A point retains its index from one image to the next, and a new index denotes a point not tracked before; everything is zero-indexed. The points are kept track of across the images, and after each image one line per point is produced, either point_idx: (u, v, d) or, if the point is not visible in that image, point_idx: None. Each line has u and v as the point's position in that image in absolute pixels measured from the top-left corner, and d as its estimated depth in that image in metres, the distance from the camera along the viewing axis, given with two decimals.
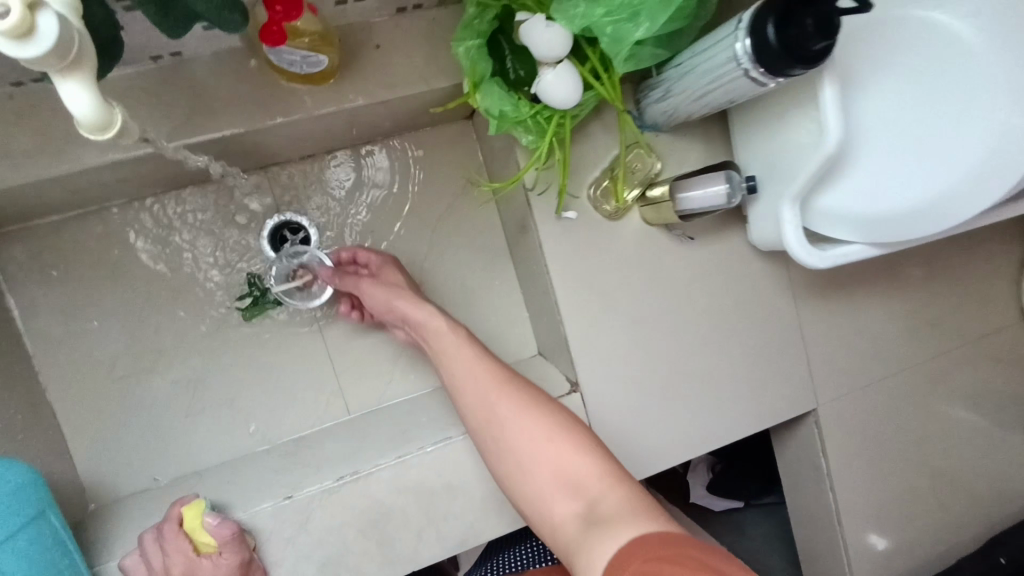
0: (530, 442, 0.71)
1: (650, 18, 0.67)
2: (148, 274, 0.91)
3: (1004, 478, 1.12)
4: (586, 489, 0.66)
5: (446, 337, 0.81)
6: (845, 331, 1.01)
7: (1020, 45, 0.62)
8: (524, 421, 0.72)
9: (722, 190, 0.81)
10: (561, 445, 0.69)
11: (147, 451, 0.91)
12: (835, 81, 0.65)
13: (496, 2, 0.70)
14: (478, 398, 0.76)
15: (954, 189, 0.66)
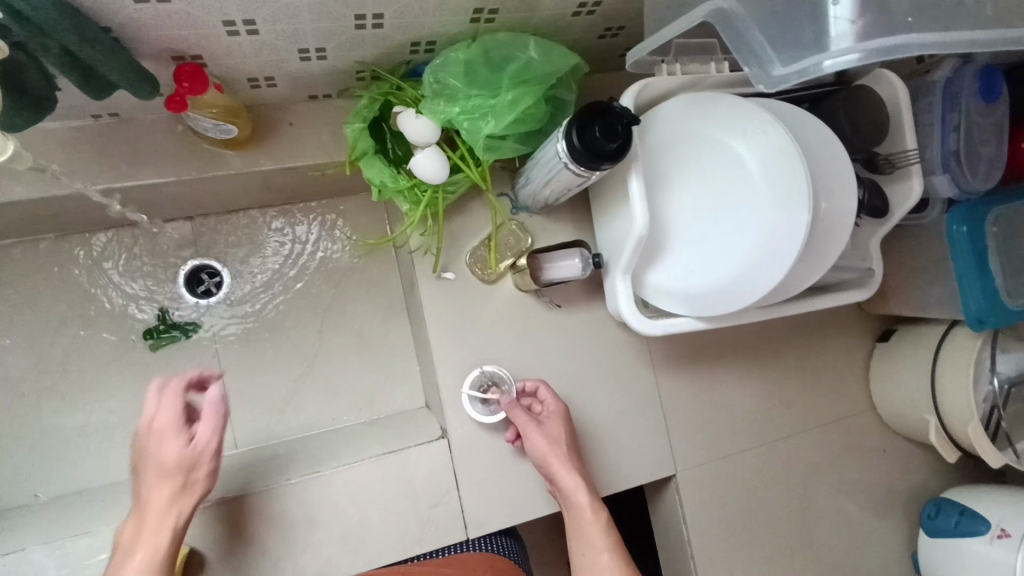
0: None
1: (497, 117, 0.82)
2: (66, 301, 1.00)
3: (875, 564, 1.14)
4: None
5: (577, 492, 0.92)
6: (704, 403, 1.10)
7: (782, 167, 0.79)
8: None
9: (575, 265, 0.95)
10: None
11: (34, 467, 0.96)
12: (639, 176, 0.81)
13: (381, 96, 0.88)
14: None
15: (746, 277, 0.81)
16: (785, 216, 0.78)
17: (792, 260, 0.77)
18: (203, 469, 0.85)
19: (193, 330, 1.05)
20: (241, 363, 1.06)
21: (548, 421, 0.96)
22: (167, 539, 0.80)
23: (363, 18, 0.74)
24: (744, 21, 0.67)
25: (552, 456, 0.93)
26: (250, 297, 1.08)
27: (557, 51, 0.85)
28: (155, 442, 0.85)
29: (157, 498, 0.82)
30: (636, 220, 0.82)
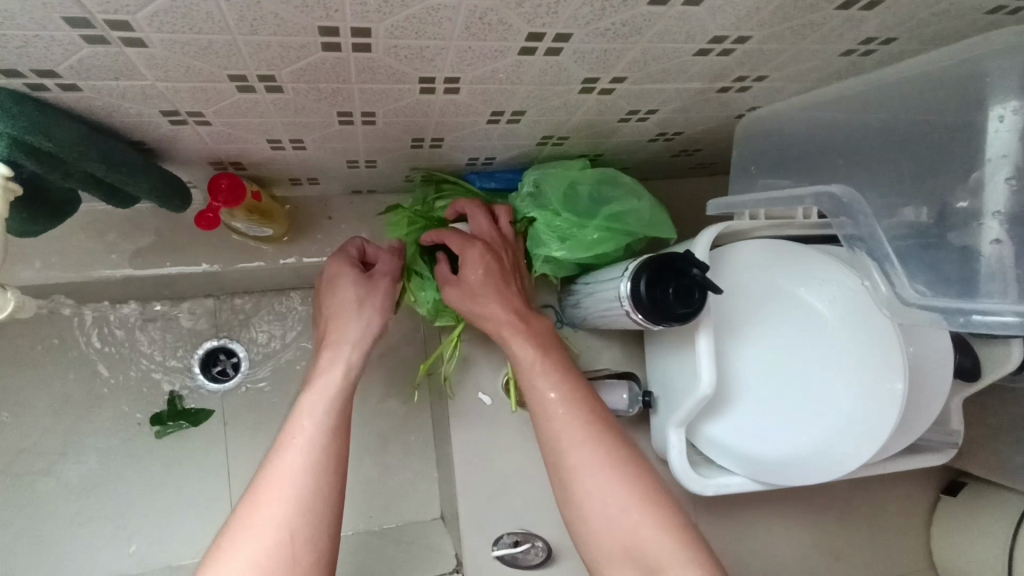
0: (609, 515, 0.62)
1: (570, 248, 0.76)
2: (73, 376, 0.94)
3: None
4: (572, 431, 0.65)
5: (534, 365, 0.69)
6: (748, 551, 0.99)
7: (868, 331, 0.69)
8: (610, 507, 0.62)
9: (623, 400, 0.86)
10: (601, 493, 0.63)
11: (19, 557, 0.89)
12: (709, 331, 0.72)
13: (451, 192, 0.82)
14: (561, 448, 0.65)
15: (822, 449, 0.72)
16: (876, 387, 0.68)
17: (878, 446, 0.67)
18: (371, 313, 0.73)
19: (202, 418, 0.97)
20: (249, 455, 0.98)
21: (464, 267, 0.72)
22: (324, 447, 0.64)
23: (421, 140, 0.67)
24: (865, 213, 0.61)
25: (481, 299, 0.71)
26: (267, 384, 1.00)
27: (661, 219, 0.80)
28: (342, 312, 0.73)
29: (310, 405, 0.66)
30: (701, 378, 0.73)
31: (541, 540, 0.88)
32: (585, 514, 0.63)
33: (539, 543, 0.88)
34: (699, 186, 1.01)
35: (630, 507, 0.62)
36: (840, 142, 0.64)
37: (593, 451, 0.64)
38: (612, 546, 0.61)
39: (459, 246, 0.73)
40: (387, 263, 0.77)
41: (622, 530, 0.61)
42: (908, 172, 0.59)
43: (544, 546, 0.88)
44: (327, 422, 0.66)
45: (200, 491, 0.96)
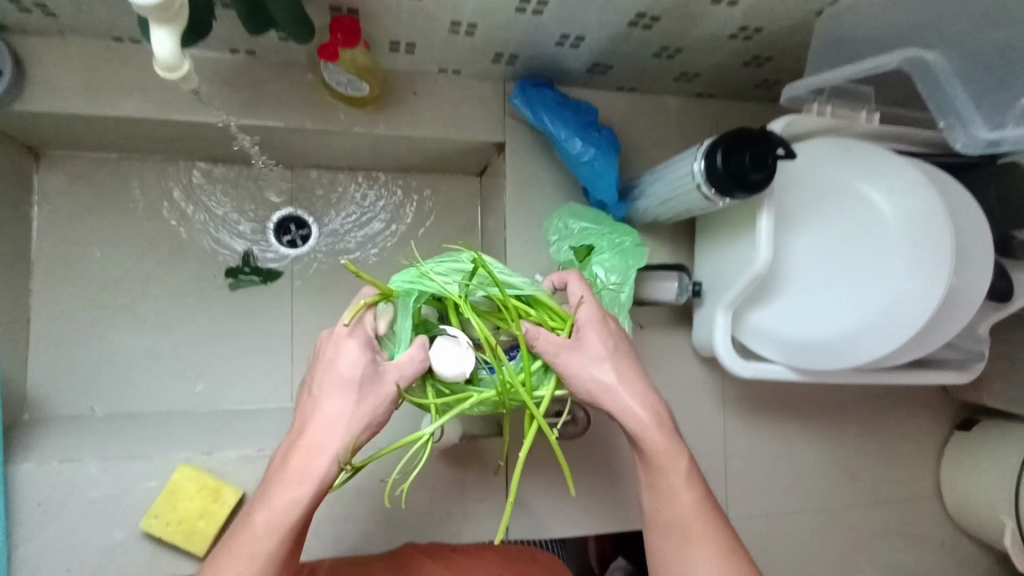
0: None
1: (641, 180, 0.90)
2: (159, 224, 1.00)
3: None
4: (683, 520, 0.65)
5: (666, 468, 0.66)
6: (766, 456, 1.06)
7: (923, 239, 0.75)
8: None
9: (673, 288, 0.91)
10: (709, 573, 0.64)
11: (96, 383, 0.96)
12: (770, 213, 0.79)
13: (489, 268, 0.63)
14: (674, 525, 0.66)
15: (855, 335, 0.79)
16: (917, 294, 0.74)
17: (902, 339, 0.75)
18: (378, 401, 0.58)
19: (272, 278, 1.03)
20: (311, 318, 1.04)
21: (583, 335, 0.64)
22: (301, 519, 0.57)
23: (528, 3, 0.72)
24: (968, 107, 0.72)
25: (613, 376, 0.64)
26: (334, 256, 1.06)
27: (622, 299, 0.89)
28: (340, 390, 0.59)
29: (296, 472, 0.57)
30: (759, 253, 0.79)
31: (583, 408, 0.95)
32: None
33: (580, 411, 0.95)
34: (759, 109, 1.06)
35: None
36: (909, 27, 0.72)
37: (715, 560, 0.64)
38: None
39: (594, 318, 0.66)
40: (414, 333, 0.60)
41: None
42: (995, 75, 0.69)
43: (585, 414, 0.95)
44: (281, 540, 0.56)
45: (264, 346, 1.02)
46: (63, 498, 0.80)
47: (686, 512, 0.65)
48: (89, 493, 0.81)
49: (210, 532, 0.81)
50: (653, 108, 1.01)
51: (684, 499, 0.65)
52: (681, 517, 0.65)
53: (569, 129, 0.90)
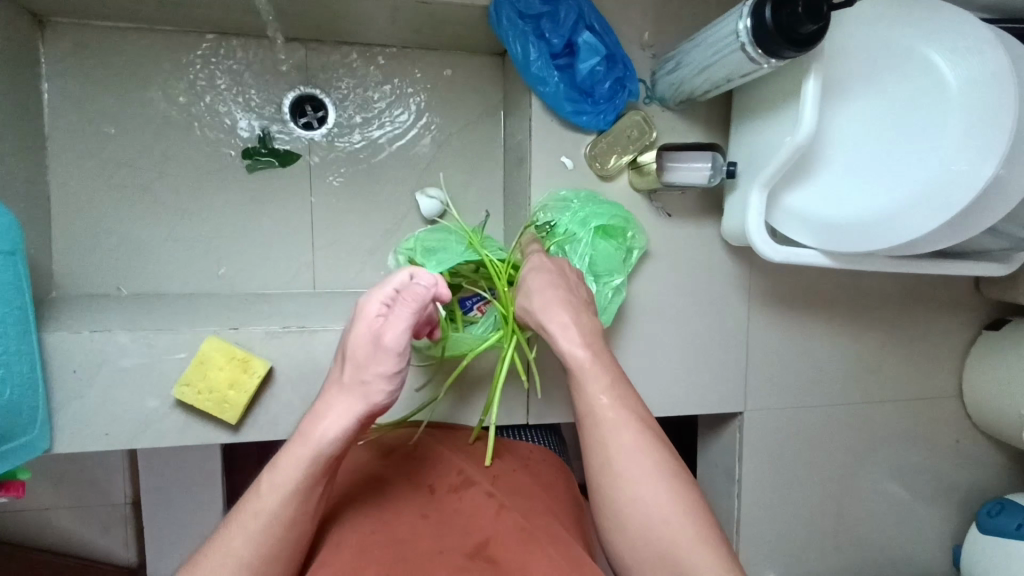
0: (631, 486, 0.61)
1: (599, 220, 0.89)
2: (171, 101, 0.97)
3: (902, 537, 1.15)
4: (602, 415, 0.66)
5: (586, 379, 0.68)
6: (789, 350, 1.05)
7: (984, 107, 0.69)
8: (633, 478, 0.62)
9: (705, 170, 0.87)
10: (627, 462, 0.63)
11: (119, 262, 0.96)
12: (818, 76, 0.73)
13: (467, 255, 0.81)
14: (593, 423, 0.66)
15: (893, 215, 0.75)
16: (963, 168, 0.70)
17: (945, 218, 0.70)
18: (381, 385, 0.62)
19: (290, 161, 1.01)
20: (329, 203, 1.02)
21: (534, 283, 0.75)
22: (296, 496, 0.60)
23: None
24: None
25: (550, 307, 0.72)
26: (351, 139, 1.03)
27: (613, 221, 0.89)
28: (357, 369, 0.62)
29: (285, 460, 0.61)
30: (802, 121, 0.74)
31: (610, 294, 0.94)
32: (621, 485, 0.62)
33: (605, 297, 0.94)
34: None
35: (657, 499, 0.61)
36: None
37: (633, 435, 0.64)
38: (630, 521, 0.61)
39: (545, 272, 0.76)
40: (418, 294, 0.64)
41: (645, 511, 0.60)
42: None
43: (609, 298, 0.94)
44: (288, 504, 0.59)
45: (283, 231, 1.01)
46: (96, 366, 0.81)
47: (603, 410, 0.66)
48: (120, 362, 0.82)
49: (241, 401, 0.83)
50: None
51: (599, 395, 0.67)
52: (597, 405, 0.66)
53: (534, 54, 0.87)
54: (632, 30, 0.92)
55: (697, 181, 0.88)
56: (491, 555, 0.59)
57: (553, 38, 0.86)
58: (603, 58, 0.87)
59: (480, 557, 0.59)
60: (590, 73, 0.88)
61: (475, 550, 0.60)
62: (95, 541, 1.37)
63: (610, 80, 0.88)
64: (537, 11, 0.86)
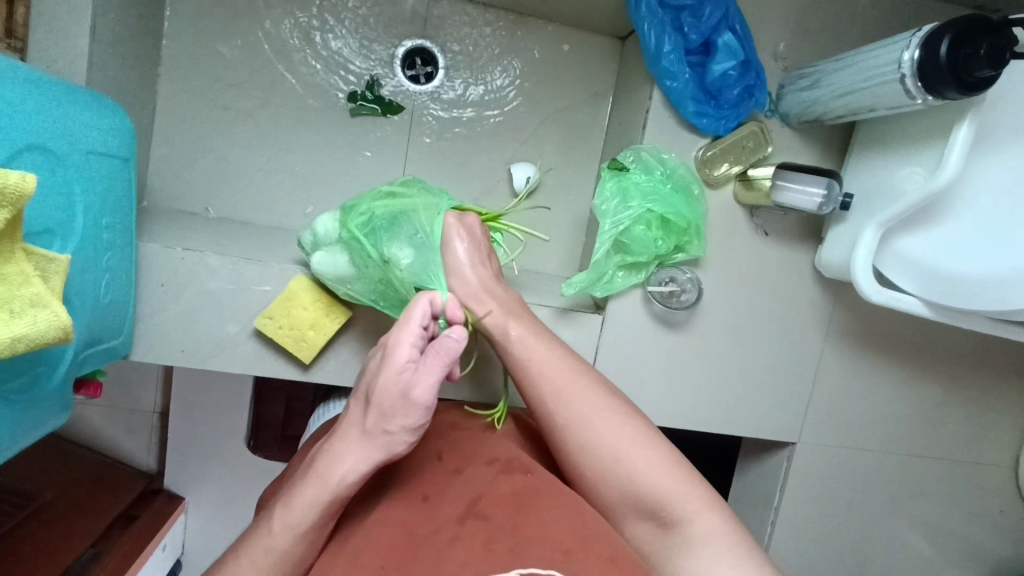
0: (612, 443, 0.68)
1: (674, 205, 0.86)
2: (288, 30, 0.96)
3: None
4: (559, 385, 0.72)
5: (532, 350, 0.74)
6: (855, 390, 1.03)
7: None
8: (604, 432, 0.69)
9: (818, 197, 0.83)
10: (595, 413, 0.70)
11: (211, 183, 0.96)
12: (973, 122, 0.70)
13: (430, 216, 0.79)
14: (556, 397, 0.72)
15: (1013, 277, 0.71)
16: None
17: None
18: (402, 441, 0.63)
19: (393, 111, 0.99)
20: (423, 160, 1.01)
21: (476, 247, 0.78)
22: (321, 510, 0.63)
23: None
24: None
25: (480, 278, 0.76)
26: (456, 99, 1.01)
27: (685, 211, 0.87)
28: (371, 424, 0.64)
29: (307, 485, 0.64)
30: (944, 166, 0.71)
31: (694, 283, 0.92)
32: (618, 469, 0.67)
33: (691, 283, 0.92)
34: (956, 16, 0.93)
35: (656, 474, 0.67)
36: None
37: (614, 417, 0.70)
38: (623, 498, 0.67)
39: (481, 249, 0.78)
40: (448, 343, 0.64)
41: (646, 487, 0.66)
42: None
43: (693, 289, 0.92)
44: (307, 520, 0.63)
45: (373, 180, 1.00)
46: (184, 283, 0.82)
47: (556, 380, 0.72)
48: (208, 284, 0.82)
49: (318, 343, 0.84)
50: None
51: (566, 385, 0.72)
52: (568, 408, 0.71)
53: (669, 47, 0.84)
54: (769, 36, 0.89)
55: (806, 203, 0.84)
56: (480, 512, 0.62)
57: (692, 33, 0.83)
58: (738, 62, 0.85)
59: (470, 517, 0.62)
60: (722, 76, 0.85)
61: (467, 511, 0.63)
62: (121, 446, 1.40)
63: (740, 86, 0.86)
64: (681, 2, 0.83)
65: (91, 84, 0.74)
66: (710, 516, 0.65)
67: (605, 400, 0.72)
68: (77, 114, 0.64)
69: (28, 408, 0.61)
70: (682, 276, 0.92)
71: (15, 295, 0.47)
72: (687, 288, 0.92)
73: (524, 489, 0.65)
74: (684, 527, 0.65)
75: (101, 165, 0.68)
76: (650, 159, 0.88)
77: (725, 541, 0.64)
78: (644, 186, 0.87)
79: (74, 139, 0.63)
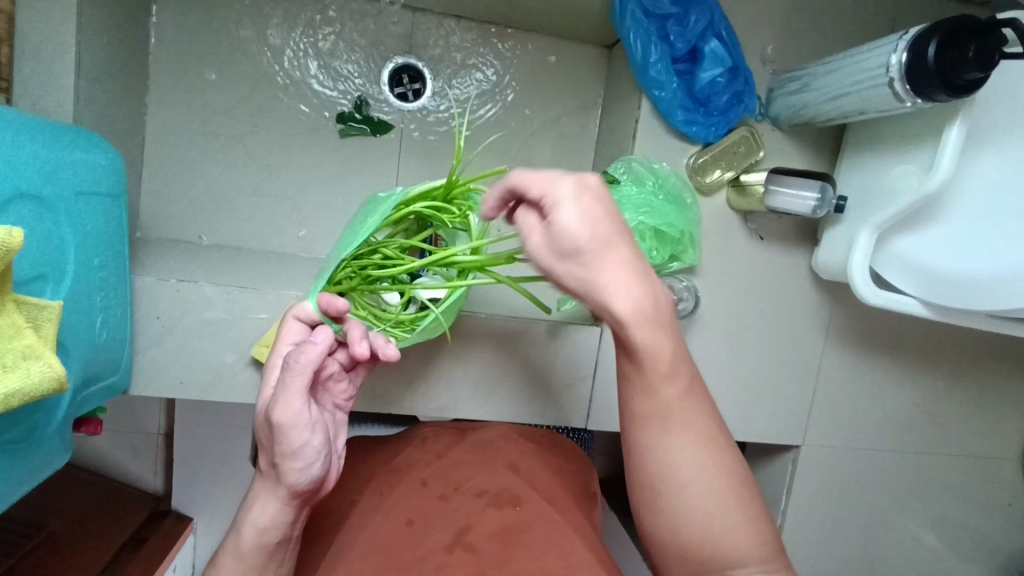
0: (711, 505, 0.59)
1: (665, 214, 0.85)
2: (274, 54, 0.95)
3: None
4: (675, 419, 0.59)
5: (664, 370, 0.58)
6: (857, 390, 1.03)
7: None
8: (710, 493, 0.59)
9: (810, 201, 0.82)
10: (703, 463, 0.59)
11: (203, 210, 0.96)
12: (964, 123, 0.69)
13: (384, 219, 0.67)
14: (662, 430, 0.59)
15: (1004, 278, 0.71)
16: None
17: None
18: (287, 466, 0.62)
19: (382, 130, 0.99)
20: (415, 177, 1.01)
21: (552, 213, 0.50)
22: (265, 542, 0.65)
23: None
24: None
25: (609, 258, 0.50)
26: (445, 114, 1.00)
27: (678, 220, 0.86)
28: (268, 451, 0.64)
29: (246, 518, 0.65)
30: (935, 169, 0.71)
31: (692, 293, 0.90)
32: (711, 534, 0.59)
33: (689, 293, 0.90)
34: (943, 12, 0.92)
35: (747, 549, 0.59)
36: None
37: (721, 476, 0.60)
38: (703, 564, 0.59)
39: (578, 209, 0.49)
40: (300, 354, 0.60)
41: (732, 558, 0.59)
42: None
43: (691, 300, 0.90)
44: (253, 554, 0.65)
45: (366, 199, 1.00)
46: (180, 314, 0.82)
47: (672, 415, 0.59)
48: (204, 314, 0.82)
49: None
50: None
51: (686, 437, 0.59)
52: (675, 446, 0.59)
53: (655, 56, 0.83)
54: (757, 40, 0.88)
55: (791, 203, 0.83)
56: (468, 542, 0.80)
57: (678, 42, 0.83)
58: (727, 69, 0.84)
59: (460, 547, 0.80)
60: (711, 83, 0.85)
61: (456, 541, 0.80)
62: (127, 470, 1.40)
63: (729, 93, 0.85)
64: (665, 11, 0.82)
65: (78, 122, 0.75)
66: None
67: (717, 448, 0.60)
68: (64, 155, 0.64)
69: (30, 453, 0.61)
70: (679, 287, 0.90)
71: (7, 348, 0.47)
72: (686, 299, 0.90)
73: (509, 521, 0.83)
74: None
75: (90, 205, 0.68)
76: (639, 168, 0.87)
77: None
78: (633, 197, 0.84)
79: (62, 181, 0.63)
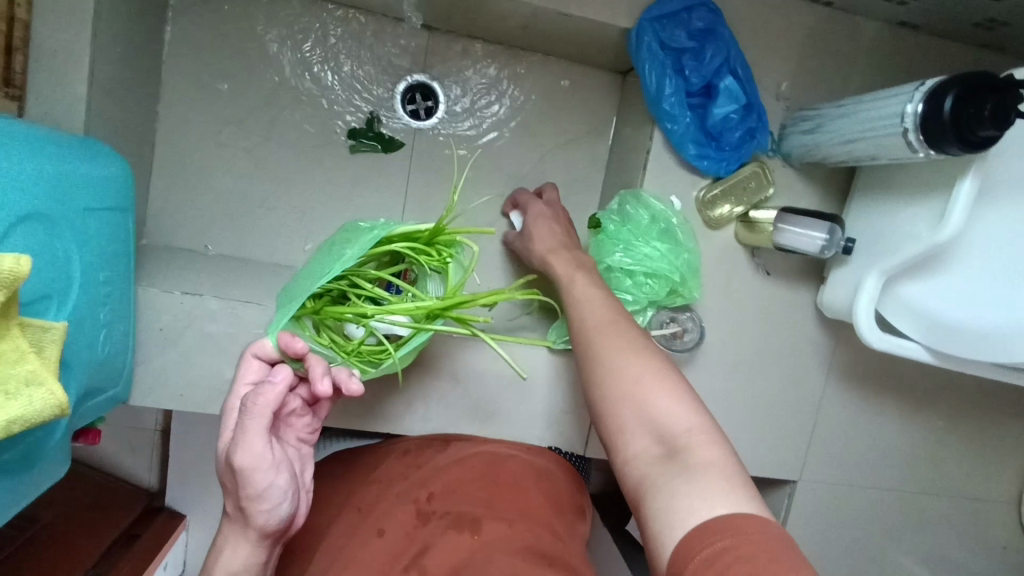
0: (636, 372, 0.60)
1: (653, 250, 0.86)
2: (287, 66, 0.95)
3: None
4: (601, 324, 0.67)
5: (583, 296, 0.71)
6: (856, 427, 1.02)
7: None
8: (632, 361, 0.62)
9: (820, 240, 0.82)
10: (626, 348, 0.63)
11: (210, 219, 0.96)
12: (976, 177, 0.69)
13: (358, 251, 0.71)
14: (589, 327, 0.67)
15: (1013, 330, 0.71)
16: None
17: None
18: (256, 508, 0.62)
19: (392, 148, 0.99)
20: (423, 195, 1.01)
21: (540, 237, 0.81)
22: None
23: None
24: None
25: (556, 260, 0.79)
26: (456, 134, 1.00)
27: (673, 254, 0.86)
28: (234, 491, 0.64)
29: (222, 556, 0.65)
30: (945, 222, 0.70)
31: (696, 323, 0.90)
32: (640, 391, 0.59)
33: (692, 323, 0.90)
34: (959, 55, 0.92)
35: (676, 411, 0.57)
36: None
37: (641, 355, 0.62)
38: (638, 431, 0.57)
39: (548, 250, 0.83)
40: (259, 399, 0.58)
41: (665, 416, 0.56)
42: None
43: (696, 329, 0.90)
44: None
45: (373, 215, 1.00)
46: (183, 327, 0.81)
47: (596, 320, 0.68)
48: (206, 328, 0.82)
49: None
50: (844, 30, 0.89)
51: (609, 334, 0.65)
52: (597, 332, 0.66)
53: (669, 90, 0.83)
54: (771, 77, 0.88)
55: (794, 241, 0.83)
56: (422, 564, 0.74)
57: (693, 77, 0.83)
58: (740, 106, 0.84)
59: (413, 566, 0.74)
60: (724, 119, 0.85)
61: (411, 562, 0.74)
62: (122, 465, 1.40)
63: (742, 129, 0.85)
64: (681, 45, 0.82)
65: (88, 132, 0.74)
66: (709, 447, 0.53)
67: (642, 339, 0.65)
68: (72, 170, 0.64)
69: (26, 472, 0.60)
70: (683, 318, 0.91)
71: (10, 375, 0.47)
72: (689, 330, 0.90)
73: (465, 553, 0.75)
74: (688, 454, 0.53)
75: (96, 218, 0.68)
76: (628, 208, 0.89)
77: (710, 478, 0.51)
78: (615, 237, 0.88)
79: (68, 197, 0.62)
